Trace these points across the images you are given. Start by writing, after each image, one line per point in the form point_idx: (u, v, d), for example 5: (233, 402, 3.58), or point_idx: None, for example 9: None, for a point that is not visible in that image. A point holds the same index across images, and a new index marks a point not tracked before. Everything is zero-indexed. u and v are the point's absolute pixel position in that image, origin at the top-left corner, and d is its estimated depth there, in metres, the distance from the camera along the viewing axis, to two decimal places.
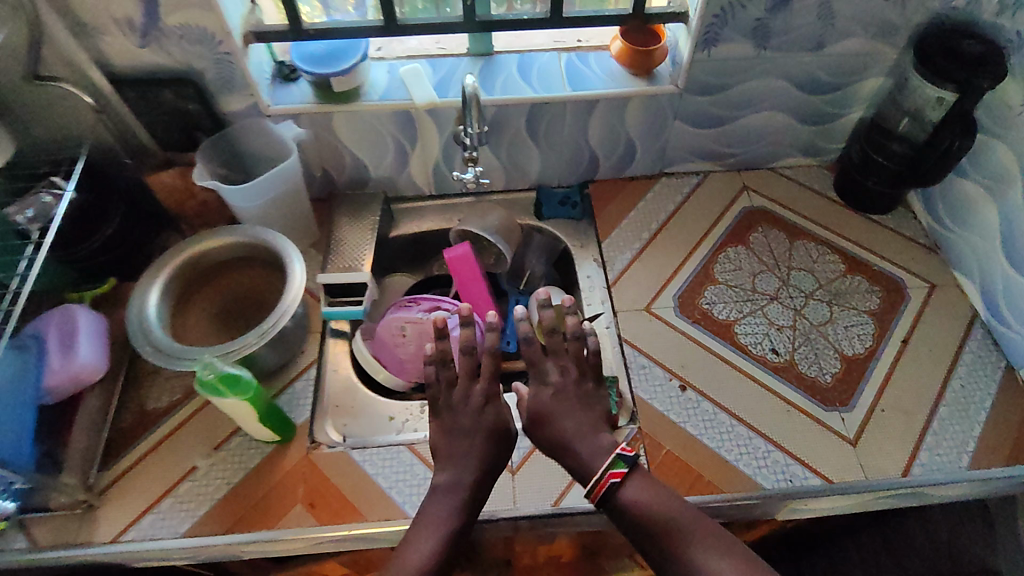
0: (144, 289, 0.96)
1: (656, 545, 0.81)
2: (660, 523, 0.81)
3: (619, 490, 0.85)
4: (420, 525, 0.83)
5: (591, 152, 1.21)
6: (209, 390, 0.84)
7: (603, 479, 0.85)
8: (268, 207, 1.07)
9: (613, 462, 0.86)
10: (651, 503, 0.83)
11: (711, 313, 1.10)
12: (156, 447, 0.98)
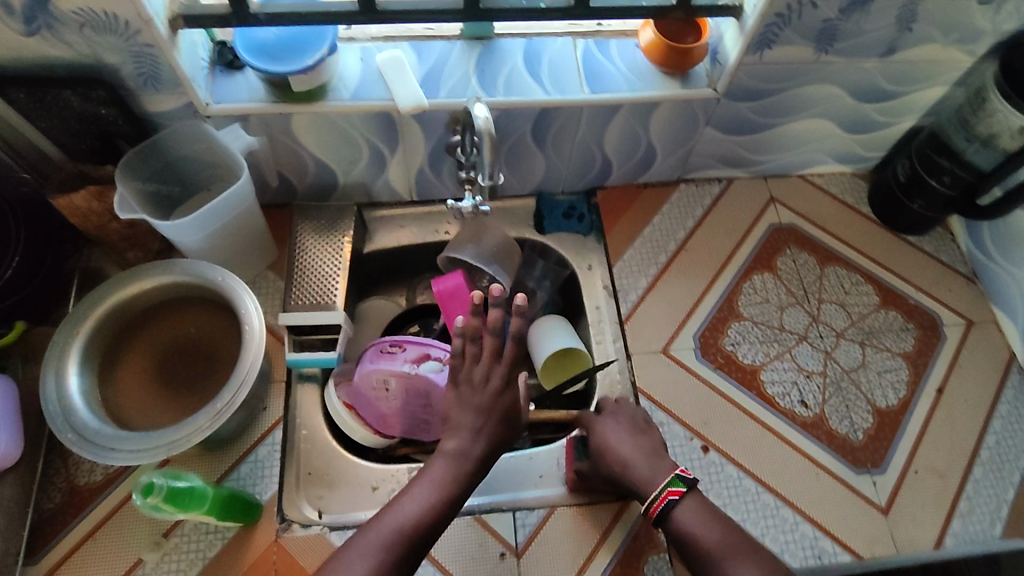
0: (60, 355, 0.78)
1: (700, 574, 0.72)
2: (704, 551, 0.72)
3: (670, 510, 0.75)
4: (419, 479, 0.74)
5: (603, 158, 1.03)
6: (156, 511, 0.67)
7: (658, 500, 0.76)
8: (214, 237, 0.87)
9: (670, 480, 0.77)
10: (702, 534, 0.73)
11: (735, 357, 0.98)
12: (95, 530, 0.84)
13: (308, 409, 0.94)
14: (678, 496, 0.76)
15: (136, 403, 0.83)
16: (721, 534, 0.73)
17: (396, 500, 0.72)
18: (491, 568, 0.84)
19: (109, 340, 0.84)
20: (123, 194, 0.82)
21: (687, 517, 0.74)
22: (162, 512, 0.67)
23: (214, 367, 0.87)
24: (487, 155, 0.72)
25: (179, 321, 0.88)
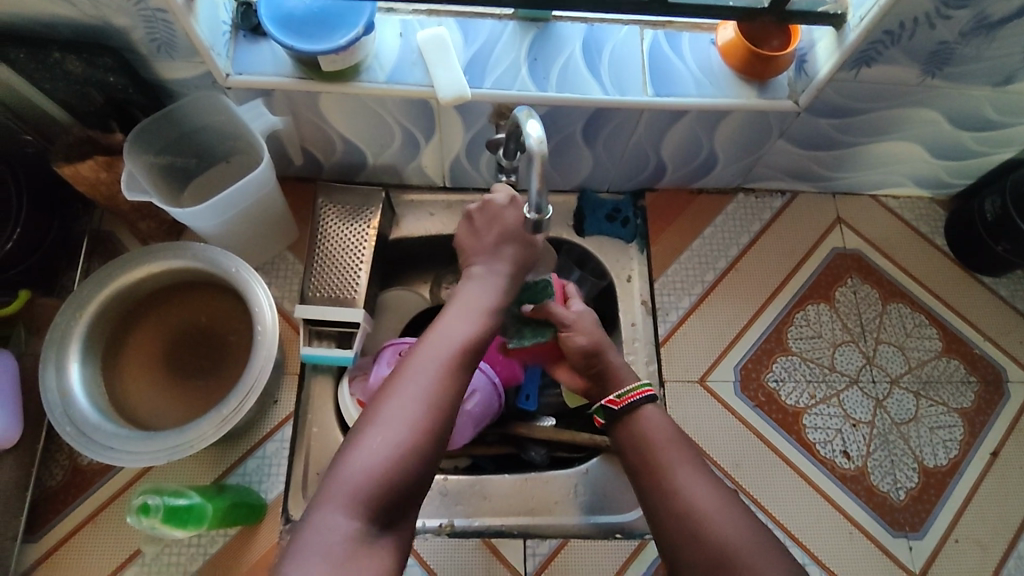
0: (61, 346, 0.72)
1: (643, 475, 0.65)
2: (656, 456, 0.65)
3: (639, 411, 0.70)
4: (472, 290, 0.68)
5: (658, 161, 0.93)
6: (157, 529, 0.63)
7: (632, 395, 0.71)
8: (232, 222, 0.80)
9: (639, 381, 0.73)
10: (657, 436, 0.67)
11: (778, 396, 0.91)
12: (96, 514, 0.78)
13: (320, 407, 0.86)
14: (651, 395, 0.71)
15: (144, 394, 0.78)
16: (676, 444, 0.66)
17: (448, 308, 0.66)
18: None
19: (114, 326, 0.78)
20: (131, 170, 0.75)
21: (654, 419, 0.69)
22: (165, 530, 0.63)
23: (224, 360, 0.80)
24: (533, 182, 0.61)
25: (191, 306, 0.82)
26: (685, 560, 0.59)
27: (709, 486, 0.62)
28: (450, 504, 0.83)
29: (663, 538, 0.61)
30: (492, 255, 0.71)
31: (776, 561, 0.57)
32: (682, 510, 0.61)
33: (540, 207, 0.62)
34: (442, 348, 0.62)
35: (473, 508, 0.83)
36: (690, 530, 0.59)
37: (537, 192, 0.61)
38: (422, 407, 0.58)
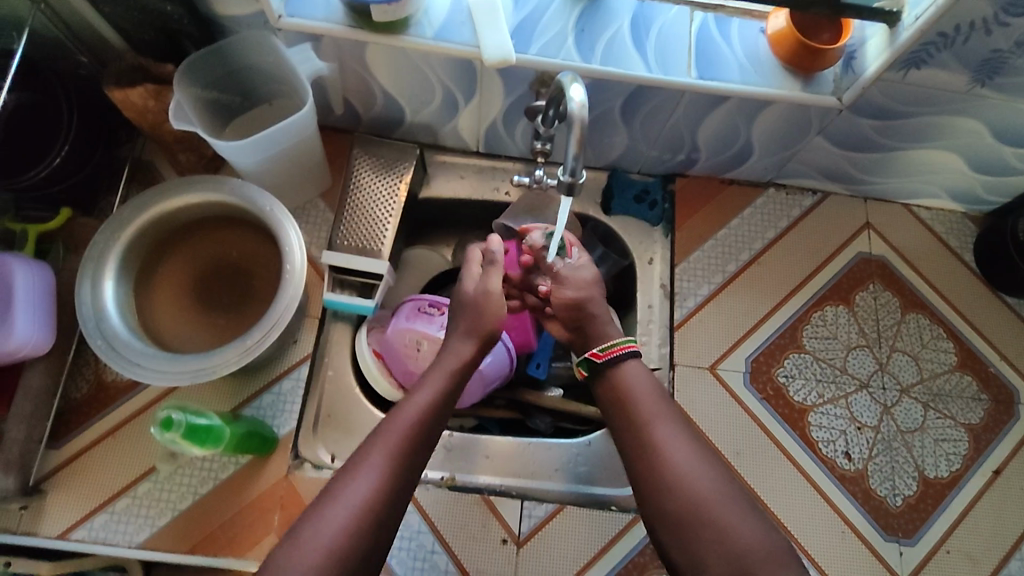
0: (98, 260, 0.74)
1: (623, 428, 0.68)
2: (634, 408, 0.68)
3: (622, 366, 0.72)
4: (423, 387, 0.69)
5: (693, 146, 0.93)
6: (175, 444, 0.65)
7: (616, 349, 0.73)
8: (271, 162, 0.82)
9: (624, 337, 0.74)
10: (637, 387, 0.70)
11: (786, 391, 0.92)
12: (116, 429, 0.81)
13: (337, 350, 0.90)
14: (634, 351, 0.73)
15: (172, 320, 0.80)
16: (657, 399, 0.69)
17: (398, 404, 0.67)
18: (491, 551, 0.81)
19: (149, 251, 0.80)
20: (180, 100, 0.77)
21: (637, 375, 0.71)
22: (183, 446, 0.66)
23: (250, 297, 0.82)
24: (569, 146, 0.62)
25: (221, 241, 0.84)
26: (660, 509, 0.62)
27: (687, 443, 0.65)
28: (453, 459, 0.86)
29: (639, 490, 0.65)
30: (449, 358, 0.73)
31: (748, 515, 0.60)
32: (659, 463, 0.64)
33: (574, 172, 0.62)
34: (390, 442, 0.63)
35: (475, 466, 0.86)
36: (665, 482, 0.63)
37: (573, 158, 0.61)
38: (355, 515, 0.58)
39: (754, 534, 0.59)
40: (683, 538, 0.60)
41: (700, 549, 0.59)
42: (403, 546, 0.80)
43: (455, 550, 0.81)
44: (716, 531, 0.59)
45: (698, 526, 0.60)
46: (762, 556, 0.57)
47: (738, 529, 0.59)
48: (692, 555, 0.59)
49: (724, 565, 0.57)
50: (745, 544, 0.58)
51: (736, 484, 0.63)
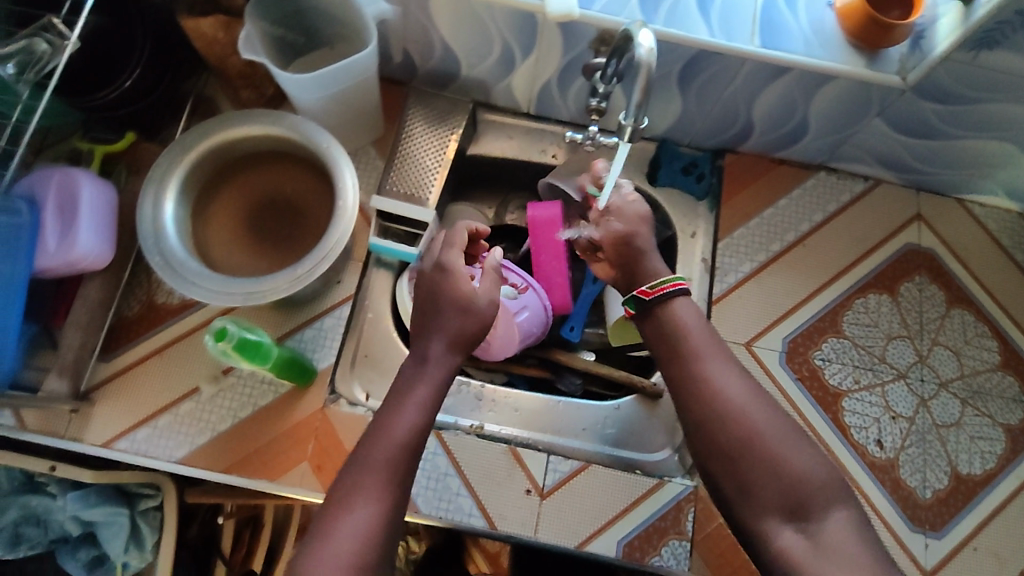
0: (161, 180, 0.77)
1: (679, 366, 0.70)
2: (688, 344, 0.70)
3: (670, 304, 0.73)
4: (405, 403, 0.66)
5: (747, 121, 0.92)
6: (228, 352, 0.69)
7: (667, 286, 0.73)
8: (330, 102, 0.84)
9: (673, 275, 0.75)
10: (690, 323, 0.72)
11: (822, 374, 0.91)
12: (164, 349, 0.83)
13: (377, 295, 0.92)
14: (684, 289, 0.73)
15: (224, 249, 0.83)
16: (708, 336, 0.71)
17: (379, 424, 0.65)
18: (514, 500, 0.82)
19: (207, 180, 0.83)
20: (248, 32, 0.79)
21: (686, 312, 0.73)
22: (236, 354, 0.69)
23: (301, 233, 0.85)
24: (635, 93, 0.63)
25: (276, 176, 0.86)
26: (715, 440, 0.65)
27: (741, 382, 0.68)
28: (484, 410, 0.88)
29: (695, 426, 0.67)
30: (434, 369, 0.68)
31: (802, 449, 0.64)
32: (718, 401, 0.67)
33: (635, 119, 0.64)
34: (379, 478, 0.61)
35: (504, 417, 0.88)
36: (723, 418, 0.66)
37: (636, 105, 0.63)
38: (353, 556, 0.57)
39: (809, 466, 0.63)
40: (740, 471, 0.64)
41: (757, 480, 0.63)
42: (429, 488, 0.82)
43: (480, 497, 0.82)
44: (773, 465, 0.63)
45: (756, 459, 0.63)
46: (814, 483, 0.62)
47: (794, 462, 0.63)
48: (748, 486, 0.63)
49: (779, 494, 0.62)
50: (800, 475, 0.62)
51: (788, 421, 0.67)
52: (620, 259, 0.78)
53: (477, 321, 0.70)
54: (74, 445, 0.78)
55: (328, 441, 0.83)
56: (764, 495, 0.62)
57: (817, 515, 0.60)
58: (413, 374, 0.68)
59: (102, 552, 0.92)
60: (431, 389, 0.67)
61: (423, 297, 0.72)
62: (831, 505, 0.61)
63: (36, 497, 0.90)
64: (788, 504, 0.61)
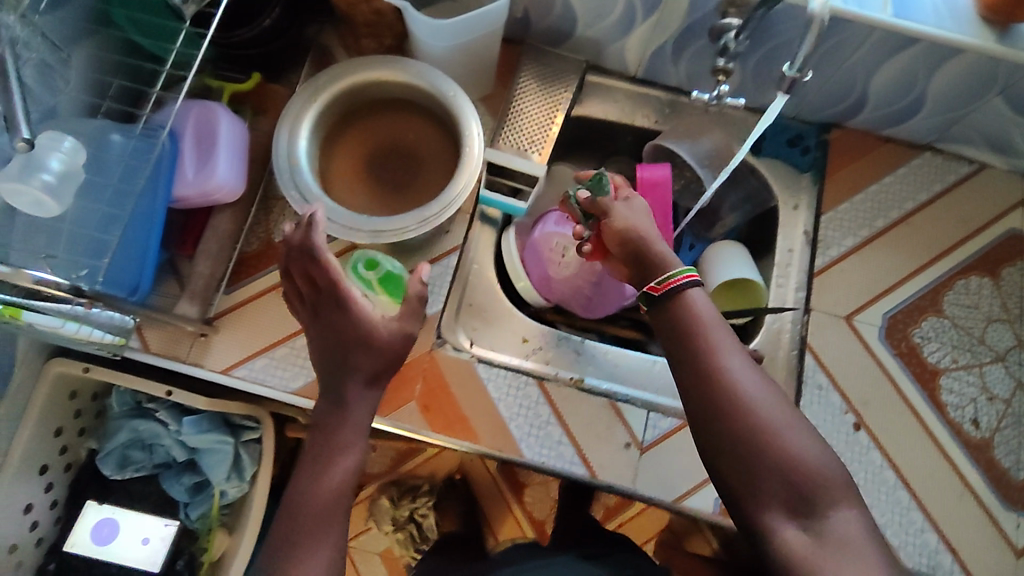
0: (296, 116, 0.79)
1: (690, 359, 0.67)
2: (701, 334, 0.67)
3: (683, 295, 0.70)
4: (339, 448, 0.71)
5: (861, 94, 0.92)
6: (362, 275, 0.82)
7: (677, 278, 0.71)
8: (456, 53, 0.84)
9: (684, 267, 0.72)
10: (704, 315, 0.68)
11: (921, 352, 0.91)
12: (283, 284, 0.86)
13: (482, 248, 0.93)
14: (696, 280, 0.71)
15: (345, 191, 0.86)
16: (721, 328, 0.68)
17: (310, 478, 0.69)
18: (614, 452, 0.85)
19: (334, 123, 0.85)
20: None
21: (700, 303, 0.70)
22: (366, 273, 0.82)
23: (420, 180, 0.87)
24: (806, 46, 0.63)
25: (395, 124, 0.88)
26: (725, 432, 0.64)
27: (755, 376, 0.66)
28: (583, 364, 0.90)
29: (704, 420, 0.65)
30: (357, 412, 0.73)
31: (813, 445, 0.63)
32: (729, 399, 0.64)
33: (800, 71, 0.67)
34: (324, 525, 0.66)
35: (602, 372, 0.90)
36: (735, 415, 0.63)
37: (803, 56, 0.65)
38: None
39: (818, 463, 0.61)
40: (748, 470, 0.62)
41: (765, 477, 0.62)
42: (532, 433, 0.85)
43: (581, 448, 0.85)
44: (782, 461, 0.61)
45: (767, 456, 0.62)
46: (823, 480, 0.61)
47: (805, 460, 0.61)
48: (756, 482, 0.62)
49: (786, 489, 0.61)
50: (810, 473, 0.61)
51: (799, 414, 0.65)
52: (627, 251, 0.76)
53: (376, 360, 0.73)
54: (198, 370, 0.82)
55: (436, 383, 0.86)
56: (771, 492, 0.61)
57: (823, 511, 0.60)
58: (336, 419, 0.72)
59: (203, 479, 0.97)
60: (358, 436, 0.72)
61: (328, 328, 0.74)
62: (840, 504, 0.60)
63: (144, 423, 0.95)
64: (796, 501, 0.61)
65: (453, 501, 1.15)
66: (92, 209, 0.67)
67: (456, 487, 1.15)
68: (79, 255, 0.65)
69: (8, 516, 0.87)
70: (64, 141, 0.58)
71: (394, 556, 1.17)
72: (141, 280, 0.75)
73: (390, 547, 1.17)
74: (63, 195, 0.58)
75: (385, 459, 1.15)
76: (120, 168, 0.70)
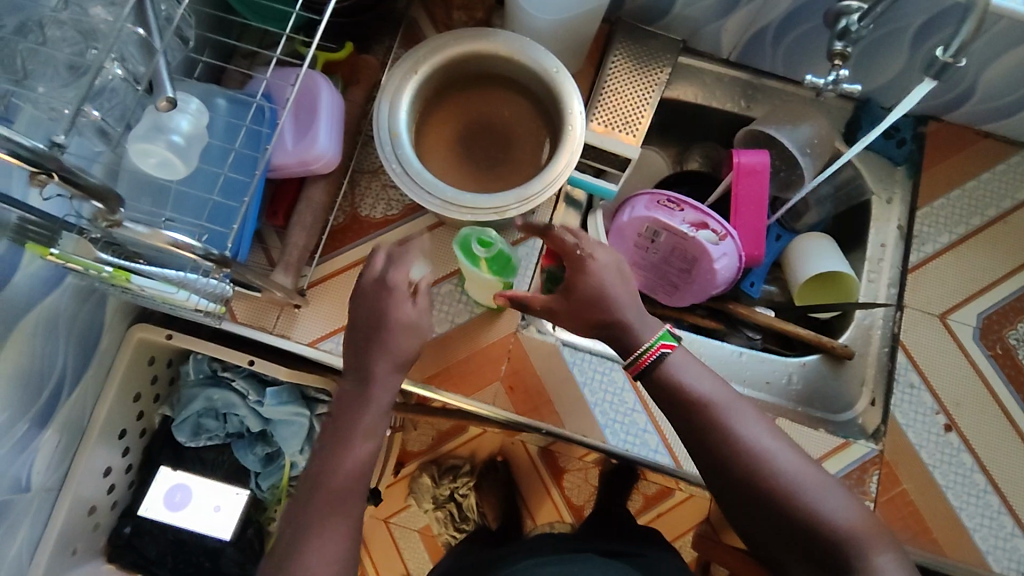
0: (397, 88, 0.77)
1: (686, 425, 0.60)
2: (694, 406, 0.59)
3: (663, 364, 0.62)
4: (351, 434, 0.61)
5: (971, 86, 0.88)
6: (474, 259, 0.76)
7: (646, 355, 0.62)
8: (559, 27, 0.82)
9: (657, 334, 0.64)
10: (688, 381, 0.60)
11: (1015, 354, 0.88)
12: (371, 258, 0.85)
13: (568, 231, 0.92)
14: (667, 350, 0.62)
15: (438, 168, 0.84)
16: (711, 393, 0.60)
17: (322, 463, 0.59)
18: None
19: (428, 98, 0.84)
20: None
21: (682, 367, 0.62)
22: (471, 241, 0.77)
23: (513, 158, 0.85)
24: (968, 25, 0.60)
25: (486, 102, 0.86)
26: (739, 502, 0.57)
27: (764, 428, 0.58)
28: None
29: (714, 489, 0.59)
30: (380, 394, 0.63)
31: (837, 495, 0.55)
32: (734, 462, 0.57)
33: (956, 54, 0.64)
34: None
35: None
36: (742, 476, 0.56)
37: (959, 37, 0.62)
38: None
39: (845, 519, 0.54)
40: (767, 531, 0.56)
41: (787, 537, 0.55)
42: (617, 420, 0.83)
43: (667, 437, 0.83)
44: (803, 525, 0.54)
45: (784, 516, 0.55)
46: (853, 536, 0.53)
47: (827, 518, 0.54)
48: (778, 549, 0.56)
49: (817, 557, 0.54)
50: (834, 533, 0.54)
51: (819, 468, 0.57)
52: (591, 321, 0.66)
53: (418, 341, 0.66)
54: (287, 342, 0.81)
55: (520, 365, 0.85)
56: (794, 555, 0.55)
57: (860, 569, 0.52)
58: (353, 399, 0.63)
59: (276, 449, 0.96)
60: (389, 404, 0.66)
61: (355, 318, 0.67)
62: (878, 557, 0.53)
63: (219, 392, 0.93)
64: (824, 560, 0.54)
65: (493, 484, 1.13)
66: (204, 170, 0.67)
67: (498, 470, 1.14)
68: (186, 213, 0.67)
69: (88, 480, 0.87)
70: (191, 101, 0.59)
71: (434, 534, 1.15)
72: (242, 243, 0.73)
73: (430, 525, 1.15)
74: (190, 156, 0.60)
75: (427, 438, 1.11)
76: (222, 127, 0.70)
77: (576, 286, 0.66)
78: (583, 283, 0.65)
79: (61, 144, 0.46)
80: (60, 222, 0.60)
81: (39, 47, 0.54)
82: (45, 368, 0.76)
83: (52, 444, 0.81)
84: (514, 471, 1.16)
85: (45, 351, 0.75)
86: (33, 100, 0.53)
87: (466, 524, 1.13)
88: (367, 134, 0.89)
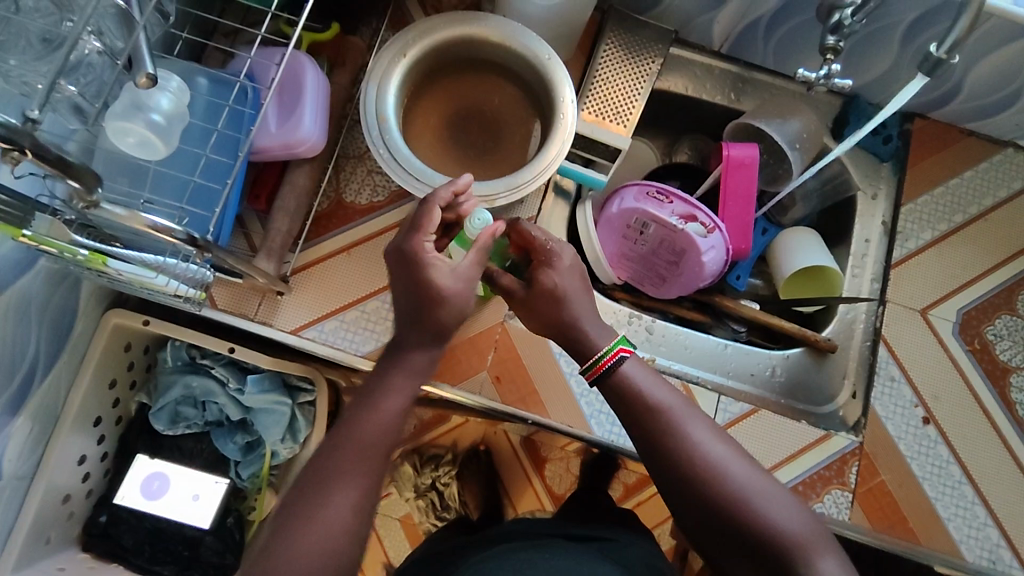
0: (386, 72, 0.75)
1: (642, 434, 0.60)
2: (651, 415, 0.60)
3: (619, 371, 0.62)
4: None
5: (957, 84, 0.89)
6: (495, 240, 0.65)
7: (604, 360, 0.63)
8: (552, 14, 0.81)
9: (616, 339, 0.64)
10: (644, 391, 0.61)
11: (993, 349, 0.90)
12: (357, 245, 0.84)
13: (556, 221, 0.91)
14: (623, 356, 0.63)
15: (426, 155, 0.83)
16: (667, 402, 0.60)
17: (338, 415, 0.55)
18: None
19: (416, 85, 0.82)
20: None
21: (638, 375, 0.62)
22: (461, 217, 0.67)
23: (503, 148, 0.84)
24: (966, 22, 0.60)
25: (475, 90, 0.85)
26: (695, 511, 0.57)
27: (715, 436, 0.59)
28: (655, 345, 0.91)
29: (672, 497, 0.59)
30: None
31: (785, 503, 0.56)
32: (690, 468, 0.57)
33: (951, 50, 0.63)
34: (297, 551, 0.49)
35: (675, 353, 0.91)
36: (694, 486, 0.57)
37: (956, 35, 0.62)
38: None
39: (794, 525, 0.55)
40: (716, 539, 0.57)
41: (736, 545, 0.56)
42: (602, 411, 0.83)
43: None
44: (756, 532, 0.55)
45: (734, 525, 0.56)
46: (800, 544, 0.54)
47: (779, 524, 0.55)
48: (730, 555, 0.57)
49: (768, 563, 0.55)
50: (784, 539, 0.54)
51: (770, 475, 0.58)
52: (552, 314, 0.65)
53: (438, 304, 0.59)
54: (264, 329, 0.79)
55: (505, 353, 0.84)
56: (747, 562, 0.56)
57: None
58: None
59: (256, 438, 0.94)
60: (388, 383, 0.60)
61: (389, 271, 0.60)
62: (823, 564, 0.54)
63: (198, 379, 0.91)
64: (772, 567, 0.55)
65: (473, 473, 1.12)
66: (186, 151, 0.65)
67: (479, 459, 1.13)
68: (165, 195, 0.65)
69: (62, 468, 0.85)
70: (172, 80, 0.57)
71: (414, 522, 1.14)
72: (224, 227, 0.71)
73: (410, 514, 1.14)
74: (171, 135, 0.58)
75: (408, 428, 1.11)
76: (203, 106, 0.68)
77: (540, 279, 0.66)
78: (547, 276, 0.65)
79: (36, 118, 0.45)
80: (33, 202, 0.58)
81: (11, 14, 0.52)
82: (17, 354, 0.74)
83: (24, 432, 0.79)
84: (496, 460, 1.14)
85: (17, 336, 0.73)
86: (6, 73, 0.51)
87: (447, 512, 1.12)
88: (353, 118, 0.87)
